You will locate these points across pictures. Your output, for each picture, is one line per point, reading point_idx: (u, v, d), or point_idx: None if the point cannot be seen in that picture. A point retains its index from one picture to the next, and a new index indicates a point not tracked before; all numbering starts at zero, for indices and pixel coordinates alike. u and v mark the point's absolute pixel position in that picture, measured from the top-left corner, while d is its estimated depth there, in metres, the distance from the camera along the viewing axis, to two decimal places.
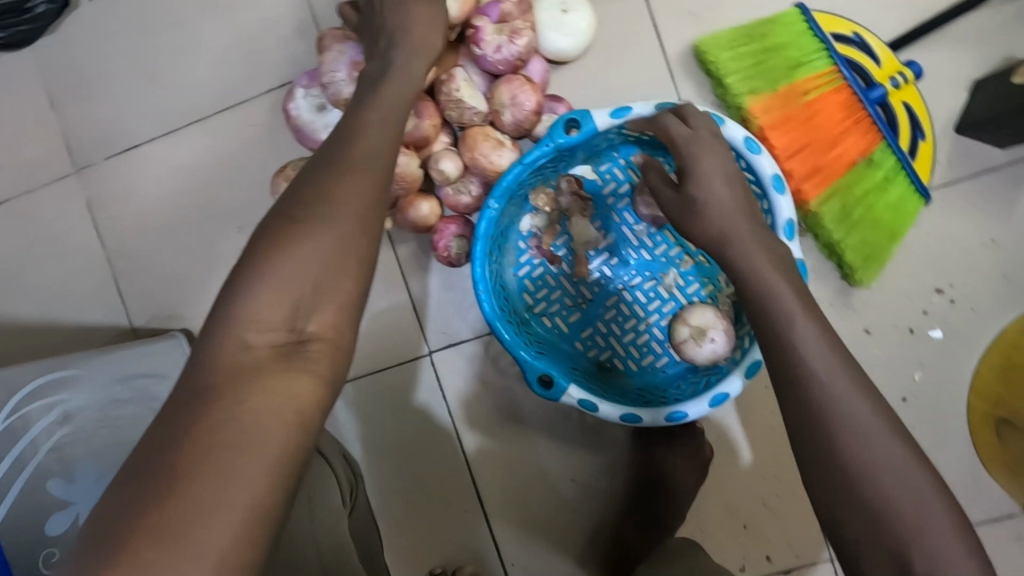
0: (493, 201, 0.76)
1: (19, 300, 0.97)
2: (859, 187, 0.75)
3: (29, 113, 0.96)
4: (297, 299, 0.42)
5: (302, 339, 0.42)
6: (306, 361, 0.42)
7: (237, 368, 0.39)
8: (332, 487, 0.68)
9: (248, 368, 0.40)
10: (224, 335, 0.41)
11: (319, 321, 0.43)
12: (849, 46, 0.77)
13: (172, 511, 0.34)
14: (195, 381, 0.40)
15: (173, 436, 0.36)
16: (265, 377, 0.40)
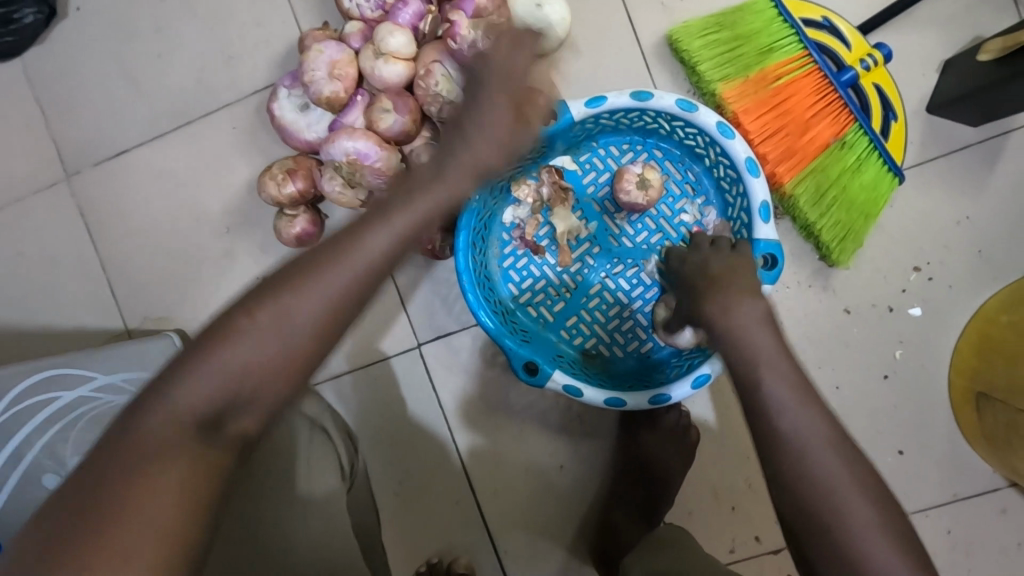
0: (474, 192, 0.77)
1: (13, 306, 0.99)
2: (833, 168, 0.76)
3: (20, 122, 0.98)
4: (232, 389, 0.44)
5: (220, 425, 0.43)
6: (225, 440, 0.43)
7: (160, 436, 0.42)
8: (329, 458, 0.68)
9: (169, 440, 0.42)
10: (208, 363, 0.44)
11: (247, 416, 0.44)
12: (820, 30, 0.79)
13: (109, 528, 0.38)
14: (149, 410, 0.43)
15: (131, 454, 0.41)
16: (185, 447, 0.42)
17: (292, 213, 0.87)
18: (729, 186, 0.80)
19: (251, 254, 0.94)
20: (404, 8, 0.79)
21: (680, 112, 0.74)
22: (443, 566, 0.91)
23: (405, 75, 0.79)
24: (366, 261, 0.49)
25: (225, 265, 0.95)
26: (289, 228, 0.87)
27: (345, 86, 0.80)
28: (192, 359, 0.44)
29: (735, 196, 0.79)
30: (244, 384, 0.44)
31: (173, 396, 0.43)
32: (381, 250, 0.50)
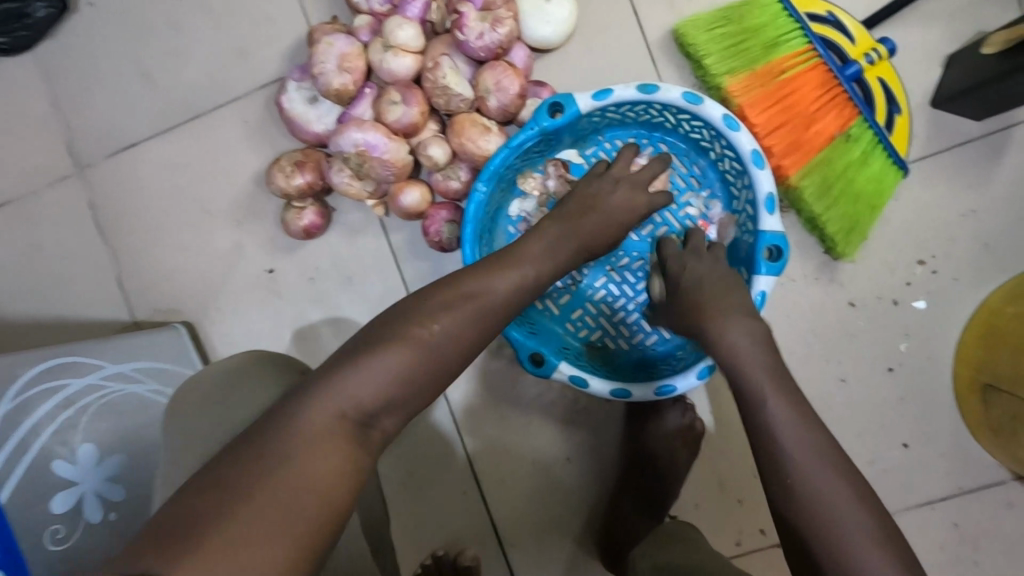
0: (481, 184, 0.78)
1: (22, 297, 0.99)
2: (838, 161, 0.77)
3: (31, 115, 0.99)
4: (388, 395, 0.49)
5: (374, 423, 0.48)
6: (372, 436, 0.49)
7: (328, 421, 0.46)
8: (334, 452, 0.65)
9: (336, 429, 0.46)
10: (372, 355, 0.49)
11: (392, 419, 0.50)
12: (825, 25, 0.79)
13: (268, 494, 0.42)
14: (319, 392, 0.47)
15: (296, 426, 0.46)
16: (342, 437, 0.46)
17: (300, 205, 0.88)
18: (734, 179, 0.81)
19: (261, 247, 0.95)
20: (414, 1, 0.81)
21: (686, 104, 0.74)
22: (449, 559, 0.91)
23: (413, 69, 0.80)
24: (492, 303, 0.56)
25: (235, 258, 0.96)
26: (296, 220, 0.88)
27: (354, 79, 0.81)
28: (356, 354, 0.49)
29: (741, 189, 0.80)
30: (396, 392, 0.49)
31: (344, 388, 0.47)
32: (504, 295, 0.57)
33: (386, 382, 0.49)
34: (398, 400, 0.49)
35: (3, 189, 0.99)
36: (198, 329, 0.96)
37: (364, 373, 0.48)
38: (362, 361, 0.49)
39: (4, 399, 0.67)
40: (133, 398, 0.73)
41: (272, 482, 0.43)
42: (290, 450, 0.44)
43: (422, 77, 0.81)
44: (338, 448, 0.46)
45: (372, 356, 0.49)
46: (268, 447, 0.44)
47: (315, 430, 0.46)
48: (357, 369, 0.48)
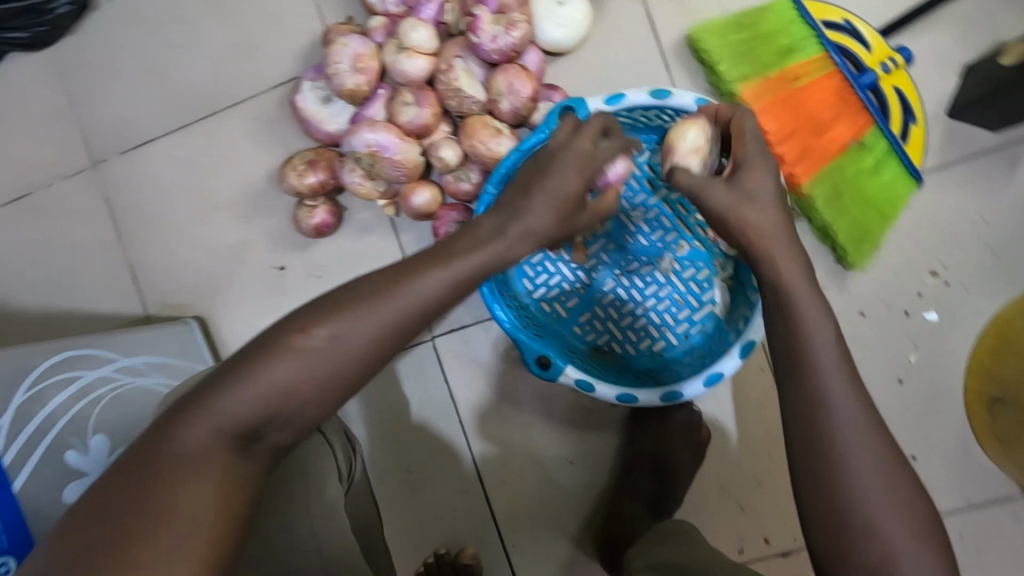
0: (491, 187, 0.78)
1: (38, 289, 1.01)
2: (850, 169, 0.76)
3: (49, 109, 1.00)
4: (272, 409, 0.47)
5: (261, 437, 0.47)
6: (258, 456, 0.47)
7: (206, 443, 0.45)
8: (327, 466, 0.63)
9: (214, 450, 0.45)
10: (243, 376, 0.47)
11: (283, 431, 0.49)
12: (841, 32, 0.78)
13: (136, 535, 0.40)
14: (181, 423, 0.45)
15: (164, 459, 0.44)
16: (224, 455, 0.45)
17: (312, 204, 0.88)
18: None
19: (270, 243, 0.96)
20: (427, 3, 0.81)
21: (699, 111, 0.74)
22: (449, 557, 0.92)
23: (426, 71, 0.80)
24: (417, 300, 0.52)
25: (244, 254, 0.97)
26: (308, 218, 0.88)
27: (368, 80, 0.82)
28: (228, 375, 0.47)
29: None
30: (284, 405, 0.48)
31: (216, 412, 0.46)
32: (428, 292, 0.53)
33: (271, 397, 0.47)
34: (288, 411, 0.48)
35: (21, 182, 1.01)
36: (208, 325, 0.97)
37: (241, 390, 0.46)
38: (237, 380, 0.47)
39: (19, 390, 0.67)
40: (140, 389, 0.73)
41: (149, 512, 0.41)
42: (167, 474, 0.43)
43: (435, 79, 0.82)
44: (221, 468, 0.44)
45: (253, 374, 0.47)
46: (141, 475, 0.43)
47: (190, 454, 0.44)
48: (232, 389, 0.46)
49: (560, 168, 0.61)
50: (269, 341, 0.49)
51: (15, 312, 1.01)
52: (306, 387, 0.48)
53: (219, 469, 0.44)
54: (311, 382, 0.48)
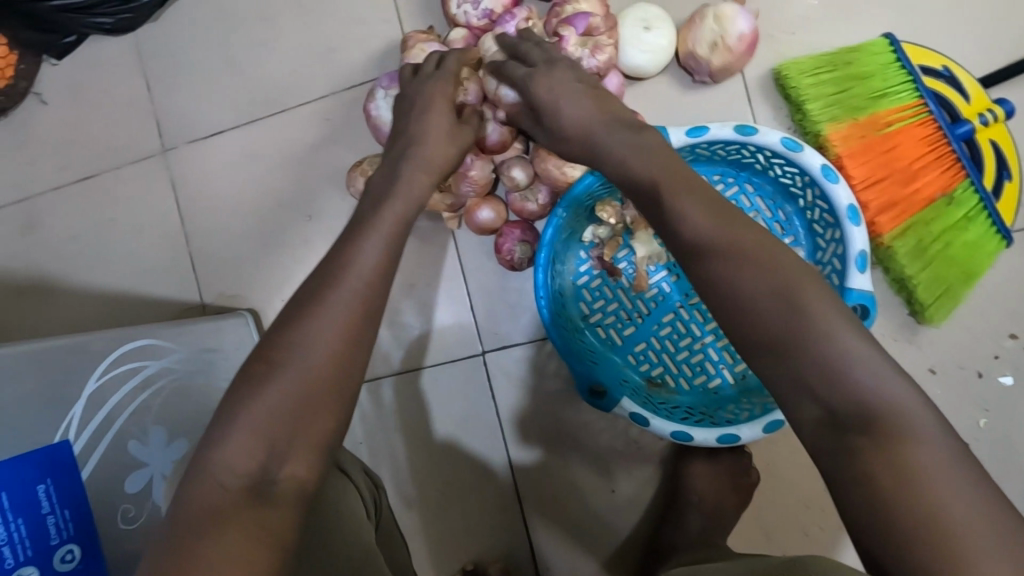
0: (561, 210, 0.78)
1: (99, 269, 1.03)
2: (937, 223, 0.73)
3: (124, 93, 1.02)
4: (271, 442, 0.48)
5: (275, 478, 0.47)
6: (278, 495, 0.47)
7: (219, 497, 0.46)
8: (354, 500, 0.65)
9: (228, 501, 0.46)
10: (237, 420, 0.49)
11: (293, 463, 0.48)
12: (938, 79, 0.76)
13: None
14: (196, 476, 0.47)
15: (188, 517, 0.45)
16: (240, 504, 0.45)
17: None
18: (823, 229, 0.78)
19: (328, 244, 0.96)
20: (511, 20, 0.80)
21: (784, 150, 0.72)
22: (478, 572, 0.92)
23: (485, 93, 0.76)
24: (364, 277, 0.55)
25: (300, 252, 0.97)
26: None
27: None
28: (222, 428, 0.49)
29: (829, 240, 0.77)
30: (279, 433, 0.49)
31: (217, 463, 0.47)
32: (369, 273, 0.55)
33: (266, 434, 0.48)
34: (286, 441, 0.49)
35: (92, 163, 1.03)
36: (260, 319, 0.98)
37: (234, 436, 0.48)
38: (228, 431, 0.48)
39: (91, 376, 0.65)
40: (193, 373, 0.76)
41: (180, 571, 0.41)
42: (188, 537, 0.43)
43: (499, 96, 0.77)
44: (238, 517, 0.45)
45: (238, 420, 0.49)
46: (169, 544, 0.44)
47: (206, 511, 0.45)
48: (226, 439, 0.48)
49: (423, 92, 0.71)
50: (245, 374, 0.51)
51: (76, 290, 1.03)
52: (298, 403, 0.49)
53: (238, 520, 0.44)
54: (290, 401, 0.49)
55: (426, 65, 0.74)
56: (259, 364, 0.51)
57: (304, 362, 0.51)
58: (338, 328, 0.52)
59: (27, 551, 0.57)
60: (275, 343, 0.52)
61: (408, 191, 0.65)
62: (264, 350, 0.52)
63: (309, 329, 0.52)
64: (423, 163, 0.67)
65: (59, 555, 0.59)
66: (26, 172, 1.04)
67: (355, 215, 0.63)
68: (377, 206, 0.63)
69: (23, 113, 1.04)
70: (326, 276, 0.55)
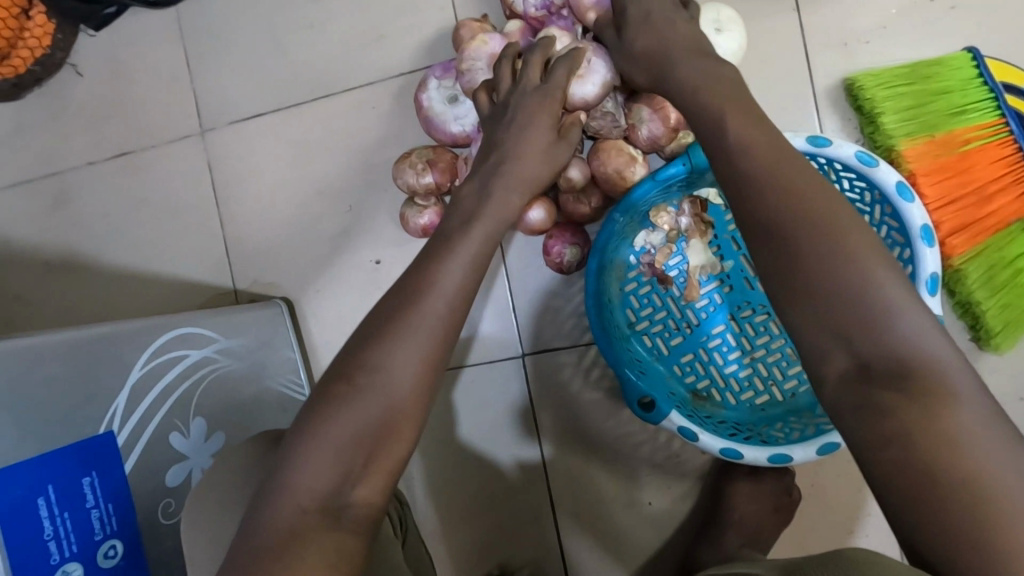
0: (619, 214, 0.76)
1: (130, 250, 1.01)
2: (1011, 248, 0.71)
3: (164, 70, 1.00)
4: (347, 467, 0.48)
5: (346, 502, 0.48)
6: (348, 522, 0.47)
7: (296, 519, 0.46)
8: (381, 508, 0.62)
9: (305, 522, 0.46)
10: (305, 442, 0.49)
11: (366, 487, 0.49)
12: (1022, 98, 0.73)
13: None
14: (272, 499, 0.47)
15: (266, 547, 0.45)
16: (316, 527, 0.46)
17: (423, 203, 0.85)
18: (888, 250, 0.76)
19: (369, 238, 0.94)
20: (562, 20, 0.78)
21: (858, 164, 0.69)
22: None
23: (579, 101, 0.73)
24: (441, 288, 0.55)
25: (340, 242, 0.95)
26: (417, 219, 0.85)
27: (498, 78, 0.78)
28: (297, 447, 0.49)
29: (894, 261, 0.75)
30: (356, 457, 0.49)
31: (292, 487, 0.47)
32: (441, 285, 0.55)
33: (342, 453, 0.48)
34: (361, 465, 0.49)
35: (128, 140, 1.01)
36: (296, 310, 0.96)
37: (307, 460, 0.48)
38: (306, 452, 0.48)
39: (134, 367, 0.63)
40: (237, 365, 0.76)
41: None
42: (266, 563, 0.43)
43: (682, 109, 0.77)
44: (319, 542, 0.45)
45: (313, 442, 0.48)
46: (242, 562, 0.44)
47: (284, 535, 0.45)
48: (300, 461, 0.48)
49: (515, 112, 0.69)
50: (324, 388, 0.51)
51: (105, 270, 1.01)
52: (375, 420, 0.50)
53: (315, 543, 0.45)
54: (373, 420, 0.50)
55: (532, 73, 0.71)
56: (340, 383, 0.51)
57: (391, 372, 0.51)
58: (425, 339, 0.53)
59: (72, 548, 0.55)
60: (361, 356, 0.52)
61: (482, 201, 0.64)
62: (343, 362, 0.52)
63: (398, 340, 0.52)
64: (498, 180, 0.66)
65: (104, 550, 0.57)
66: (58, 144, 1.02)
67: (440, 231, 0.62)
68: (455, 219, 0.63)
69: (58, 85, 1.02)
70: (403, 292, 0.55)
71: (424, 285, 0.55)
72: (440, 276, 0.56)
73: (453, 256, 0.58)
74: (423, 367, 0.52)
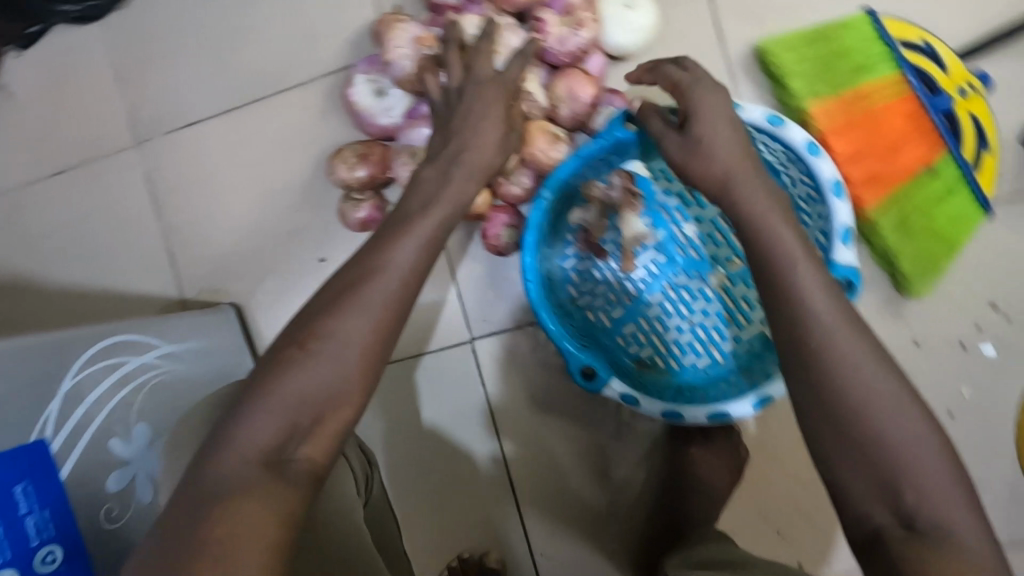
0: (547, 191, 0.77)
1: (74, 267, 1.00)
2: (920, 195, 0.74)
3: (94, 85, 0.99)
4: (294, 424, 0.49)
5: (292, 457, 0.48)
6: (296, 477, 0.47)
7: (240, 470, 0.46)
8: (348, 479, 0.64)
9: (250, 476, 0.46)
10: (259, 398, 0.49)
11: (312, 445, 0.49)
12: (921, 53, 0.76)
13: (199, 551, 0.41)
14: (222, 452, 0.47)
15: (211, 497, 0.45)
16: (261, 477, 0.46)
17: (359, 197, 0.85)
18: (805, 206, 0.78)
19: (314, 236, 0.94)
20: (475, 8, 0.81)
21: (767, 126, 0.72)
22: (474, 560, 0.92)
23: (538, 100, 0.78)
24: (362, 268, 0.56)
25: (285, 243, 0.95)
26: (355, 213, 0.86)
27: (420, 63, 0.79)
28: (251, 401, 0.49)
29: (812, 217, 0.78)
30: (303, 417, 0.49)
31: (240, 442, 0.47)
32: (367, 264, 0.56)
33: (292, 408, 0.49)
34: (309, 422, 0.49)
35: (63, 158, 1.00)
36: (245, 314, 0.96)
37: (258, 416, 0.48)
38: (255, 407, 0.49)
39: (68, 374, 0.63)
40: (185, 366, 0.76)
41: (199, 541, 0.42)
42: (209, 515, 0.43)
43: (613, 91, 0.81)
44: (263, 491, 0.45)
45: (262, 400, 0.49)
46: (186, 508, 0.45)
47: (228, 484, 0.45)
48: (249, 417, 0.48)
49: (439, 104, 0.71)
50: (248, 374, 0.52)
51: (49, 289, 1.00)
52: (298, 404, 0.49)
53: (258, 492, 0.45)
54: (320, 388, 0.50)
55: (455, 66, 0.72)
56: (294, 348, 0.51)
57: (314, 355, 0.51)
58: (373, 314, 0.53)
59: (6, 554, 0.54)
60: (285, 341, 0.53)
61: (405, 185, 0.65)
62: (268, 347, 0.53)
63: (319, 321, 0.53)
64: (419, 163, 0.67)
65: (41, 556, 0.57)
66: None
67: None
68: None
69: None
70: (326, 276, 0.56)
71: (345, 268, 0.56)
72: (360, 257, 0.57)
73: (377, 238, 0.59)
74: (369, 339, 0.52)
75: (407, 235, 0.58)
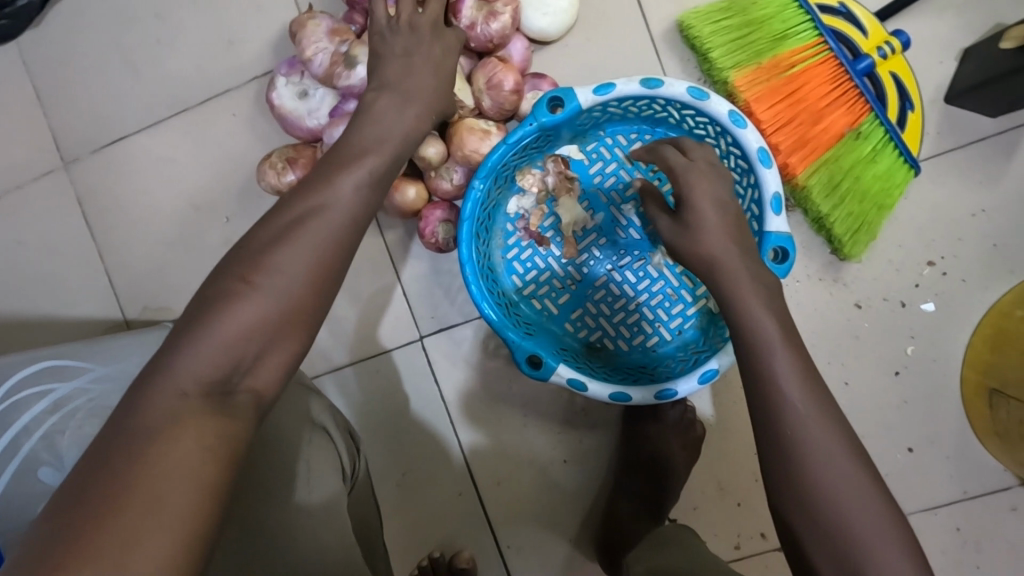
0: (479, 181, 0.75)
1: (11, 296, 0.97)
2: (847, 159, 0.75)
3: (16, 108, 0.96)
4: (238, 355, 0.43)
5: (235, 389, 0.42)
6: (239, 411, 0.42)
7: (175, 404, 0.39)
8: (327, 450, 0.64)
9: (187, 408, 0.39)
10: (206, 326, 0.42)
11: (256, 377, 0.44)
12: (836, 17, 0.78)
13: (121, 499, 0.35)
14: (156, 382, 0.40)
15: (137, 431, 0.38)
16: (201, 414, 0.40)
17: None
18: (739, 177, 0.78)
19: None
20: None
21: (691, 100, 0.71)
22: (445, 560, 0.90)
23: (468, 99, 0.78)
24: None
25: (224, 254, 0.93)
26: None
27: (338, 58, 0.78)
28: (188, 331, 0.42)
29: (745, 187, 0.77)
30: (248, 349, 0.43)
31: (174, 372, 0.41)
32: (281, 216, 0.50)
33: (232, 345, 0.42)
34: (254, 355, 0.43)
35: None
36: None
37: (199, 345, 0.41)
38: (195, 337, 0.42)
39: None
40: (110, 385, 0.67)
41: (125, 482, 0.35)
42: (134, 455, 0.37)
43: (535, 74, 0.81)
44: (199, 424, 0.39)
45: (207, 330, 0.42)
46: (106, 450, 0.37)
47: (161, 423, 0.38)
48: (192, 346, 0.41)
49: None
50: None
51: None
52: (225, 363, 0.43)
53: (196, 426, 0.39)
54: (262, 324, 0.43)
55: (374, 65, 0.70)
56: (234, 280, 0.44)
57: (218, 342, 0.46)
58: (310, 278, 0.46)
59: None
60: None
61: None
62: None
63: None
64: None
65: None
66: None
67: None
68: None
69: None
70: None
71: None
72: None
73: None
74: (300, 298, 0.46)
75: (348, 176, 0.52)
